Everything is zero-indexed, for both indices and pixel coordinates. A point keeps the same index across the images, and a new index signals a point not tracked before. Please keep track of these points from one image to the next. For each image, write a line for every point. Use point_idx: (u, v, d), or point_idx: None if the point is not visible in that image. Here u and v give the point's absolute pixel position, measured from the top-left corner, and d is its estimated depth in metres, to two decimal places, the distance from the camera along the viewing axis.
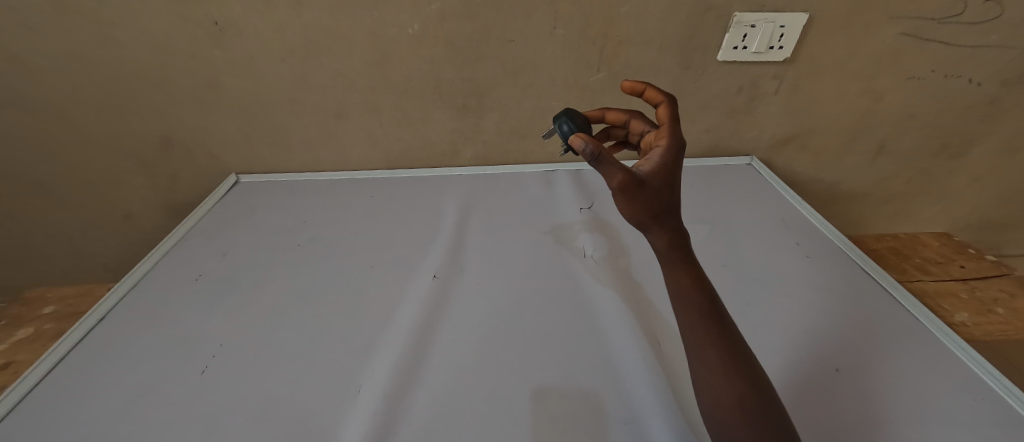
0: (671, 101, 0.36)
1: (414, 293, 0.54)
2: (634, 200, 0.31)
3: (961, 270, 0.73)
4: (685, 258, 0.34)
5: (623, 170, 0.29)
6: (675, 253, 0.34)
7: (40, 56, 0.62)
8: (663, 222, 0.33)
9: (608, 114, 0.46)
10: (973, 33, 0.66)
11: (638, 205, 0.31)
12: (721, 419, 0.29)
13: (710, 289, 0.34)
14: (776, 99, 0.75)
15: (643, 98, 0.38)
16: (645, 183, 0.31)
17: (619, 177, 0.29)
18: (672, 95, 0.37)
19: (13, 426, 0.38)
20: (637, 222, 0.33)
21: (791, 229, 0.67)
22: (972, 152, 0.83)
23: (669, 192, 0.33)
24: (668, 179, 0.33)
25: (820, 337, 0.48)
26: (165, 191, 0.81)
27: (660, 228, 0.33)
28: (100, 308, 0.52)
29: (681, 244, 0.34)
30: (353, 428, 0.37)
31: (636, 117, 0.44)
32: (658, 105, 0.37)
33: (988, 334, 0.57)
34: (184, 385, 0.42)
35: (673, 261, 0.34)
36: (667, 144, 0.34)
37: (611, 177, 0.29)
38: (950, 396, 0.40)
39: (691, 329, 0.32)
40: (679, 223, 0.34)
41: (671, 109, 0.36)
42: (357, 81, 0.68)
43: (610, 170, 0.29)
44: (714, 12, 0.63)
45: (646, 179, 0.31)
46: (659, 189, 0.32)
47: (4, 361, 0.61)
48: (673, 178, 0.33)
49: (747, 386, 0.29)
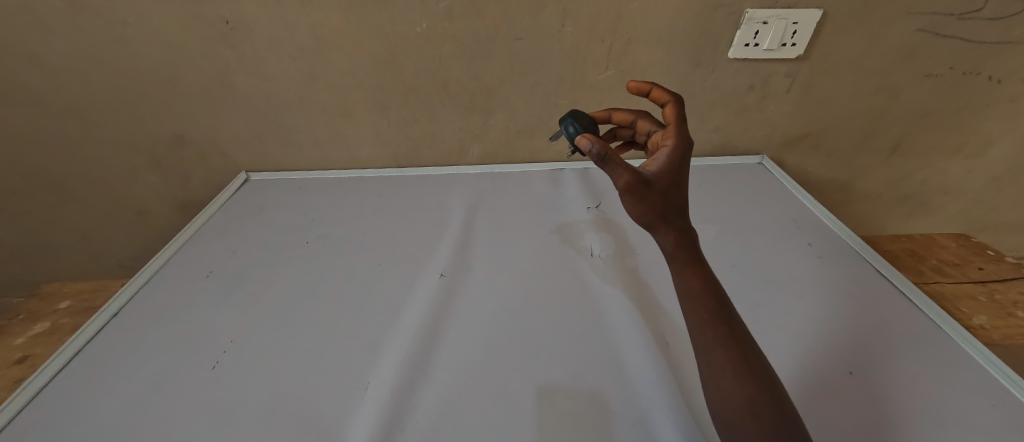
0: (677, 100, 0.37)
1: (424, 291, 0.54)
2: (641, 200, 0.30)
3: (979, 272, 0.71)
4: (693, 258, 0.34)
5: (629, 170, 0.29)
6: (681, 253, 0.34)
7: (57, 56, 0.63)
8: (669, 221, 0.32)
9: (614, 115, 0.46)
10: (994, 29, 0.64)
11: (644, 206, 0.31)
12: (732, 421, 0.29)
13: (719, 291, 0.33)
14: (787, 98, 0.74)
15: (649, 98, 0.39)
16: (652, 183, 0.31)
17: (625, 177, 0.29)
18: (678, 95, 0.37)
19: (32, 419, 0.39)
20: (644, 222, 0.33)
21: (803, 229, 0.66)
22: (991, 151, 0.81)
23: (677, 191, 0.33)
24: (676, 179, 0.33)
25: (832, 339, 0.47)
26: (177, 188, 0.82)
27: (667, 228, 0.33)
28: (115, 303, 0.53)
29: (687, 243, 0.34)
30: (361, 426, 0.37)
31: (643, 117, 0.44)
32: (664, 104, 0.38)
33: (1007, 338, 0.56)
34: (198, 379, 0.43)
35: (678, 262, 0.34)
36: (674, 143, 0.35)
37: (617, 177, 0.29)
38: (970, 403, 0.39)
39: (700, 329, 0.32)
40: (686, 223, 0.34)
41: (677, 108, 0.37)
42: (366, 80, 0.68)
43: (616, 169, 0.29)
44: (726, 9, 0.62)
45: (653, 179, 0.31)
46: (666, 189, 0.32)
47: (22, 355, 0.62)
48: (680, 177, 0.33)
49: (758, 388, 0.29)
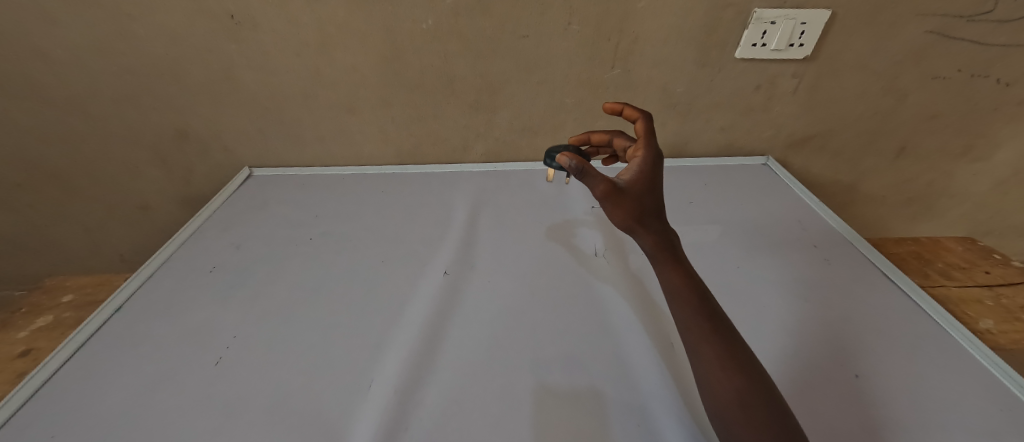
0: (647, 116, 0.37)
1: (426, 290, 0.54)
2: (618, 206, 0.31)
3: (986, 275, 0.70)
4: (675, 257, 0.34)
5: (604, 179, 0.30)
6: (664, 253, 0.34)
7: (60, 49, 0.62)
8: (647, 224, 0.33)
9: (591, 136, 0.47)
10: (1003, 32, 0.64)
11: (623, 211, 0.31)
12: (726, 416, 0.29)
13: (704, 288, 0.34)
14: (793, 99, 0.73)
15: (622, 117, 0.39)
16: (626, 191, 0.31)
17: (602, 186, 0.30)
18: (647, 111, 0.38)
19: (37, 412, 0.38)
20: (624, 226, 0.33)
21: (807, 231, 0.66)
22: (997, 154, 0.81)
23: (653, 197, 0.33)
24: (650, 185, 0.33)
25: (838, 343, 0.46)
26: (180, 183, 0.82)
27: (646, 230, 0.33)
28: (117, 297, 0.53)
29: (668, 243, 0.34)
30: (364, 426, 0.37)
31: (618, 136, 0.45)
32: (635, 121, 0.38)
33: (1014, 342, 0.55)
34: (200, 375, 0.42)
35: (661, 261, 0.34)
36: (644, 155, 0.35)
37: (594, 187, 0.30)
38: (974, 408, 0.38)
39: (686, 326, 0.32)
40: (666, 224, 0.34)
41: (647, 123, 0.37)
42: (370, 76, 0.68)
43: (592, 180, 0.30)
44: (733, 8, 0.62)
45: (627, 187, 0.32)
46: (641, 194, 0.32)
47: (25, 349, 0.62)
48: (655, 183, 0.33)
49: (749, 385, 0.28)
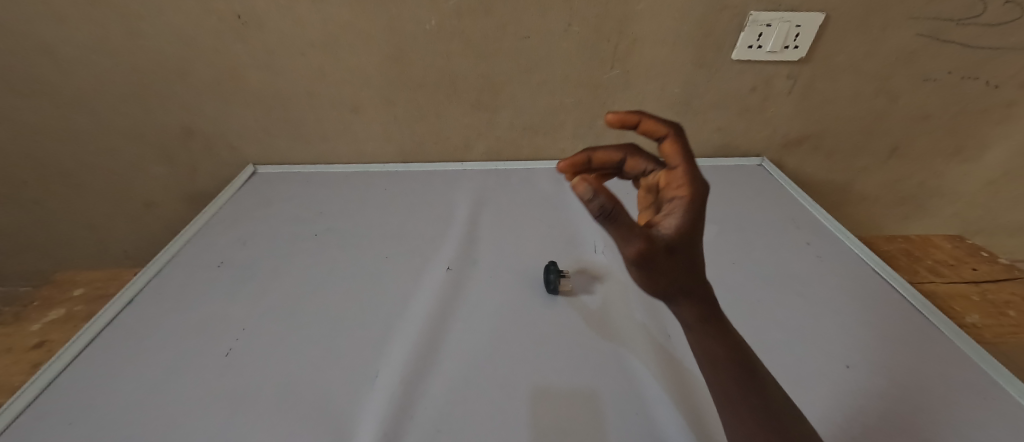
0: (678, 132, 0.27)
1: (430, 285, 0.55)
2: (656, 273, 0.22)
3: (974, 272, 0.72)
4: (718, 326, 0.27)
5: (642, 238, 0.20)
6: (705, 325, 0.26)
7: (69, 47, 0.63)
8: (690, 291, 0.24)
9: (595, 154, 0.32)
10: (992, 35, 0.66)
11: (662, 278, 0.22)
12: None
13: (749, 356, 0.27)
14: (789, 99, 0.75)
15: (637, 131, 0.27)
16: (668, 251, 0.22)
17: (638, 247, 0.19)
18: (678, 125, 0.28)
19: (55, 400, 0.40)
20: (662, 294, 0.24)
21: (802, 229, 0.68)
22: (986, 154, 0.83)
23: (696, 256, 0.24)
24: (694, 243, 0.23)
25: (829, 335, 0.48)
26: (185, 180, 0.83)
27: (688, 298, 0.25)
28: (128, 290, 0.54)
29: (711, 311, 0.26)
30: (373, 412, 0.38)
31: (633, 155, 0.31)
32: (661, 139, 0.27)
33: (998, 336, 0.57)
34: (212, 365, 0.44)
35: (702, 334, 0.27)
36: (686, 196, 0.25)
37: (625, 248, 0.20)
38: (958, 396, 0.40)
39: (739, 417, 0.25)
40: (708, 289, 0.26)
41: (681, 141, 0.27)
42: (374, 76, 0.69)
43: (625, 235, 0.19)
44: (730, 10, 0.63)
45: (669, 246, 0.22)
46: (685, 255, 0.23)
47: (39, 341, 0.63)
48: (701, 240, 0.24)
49: None
